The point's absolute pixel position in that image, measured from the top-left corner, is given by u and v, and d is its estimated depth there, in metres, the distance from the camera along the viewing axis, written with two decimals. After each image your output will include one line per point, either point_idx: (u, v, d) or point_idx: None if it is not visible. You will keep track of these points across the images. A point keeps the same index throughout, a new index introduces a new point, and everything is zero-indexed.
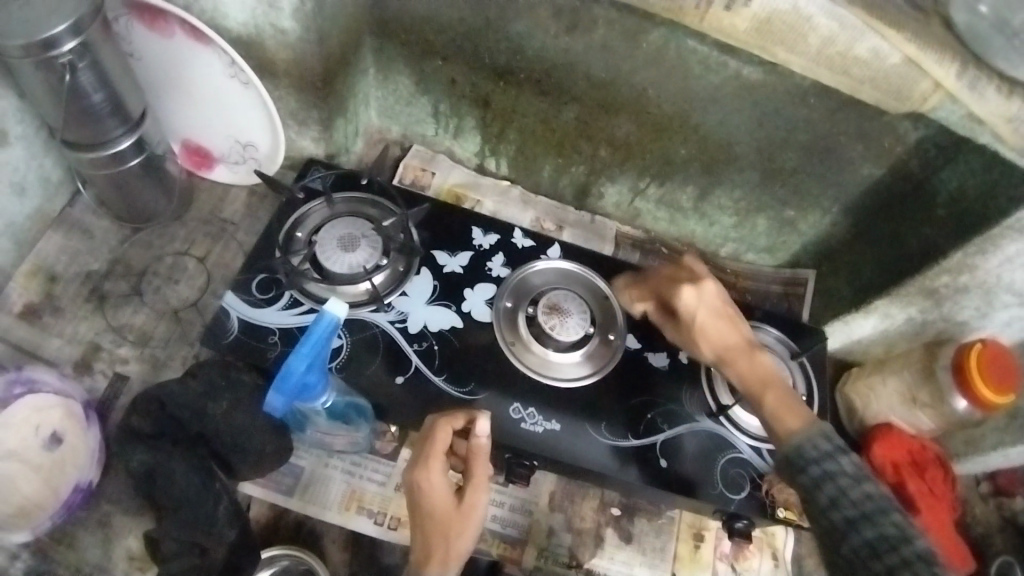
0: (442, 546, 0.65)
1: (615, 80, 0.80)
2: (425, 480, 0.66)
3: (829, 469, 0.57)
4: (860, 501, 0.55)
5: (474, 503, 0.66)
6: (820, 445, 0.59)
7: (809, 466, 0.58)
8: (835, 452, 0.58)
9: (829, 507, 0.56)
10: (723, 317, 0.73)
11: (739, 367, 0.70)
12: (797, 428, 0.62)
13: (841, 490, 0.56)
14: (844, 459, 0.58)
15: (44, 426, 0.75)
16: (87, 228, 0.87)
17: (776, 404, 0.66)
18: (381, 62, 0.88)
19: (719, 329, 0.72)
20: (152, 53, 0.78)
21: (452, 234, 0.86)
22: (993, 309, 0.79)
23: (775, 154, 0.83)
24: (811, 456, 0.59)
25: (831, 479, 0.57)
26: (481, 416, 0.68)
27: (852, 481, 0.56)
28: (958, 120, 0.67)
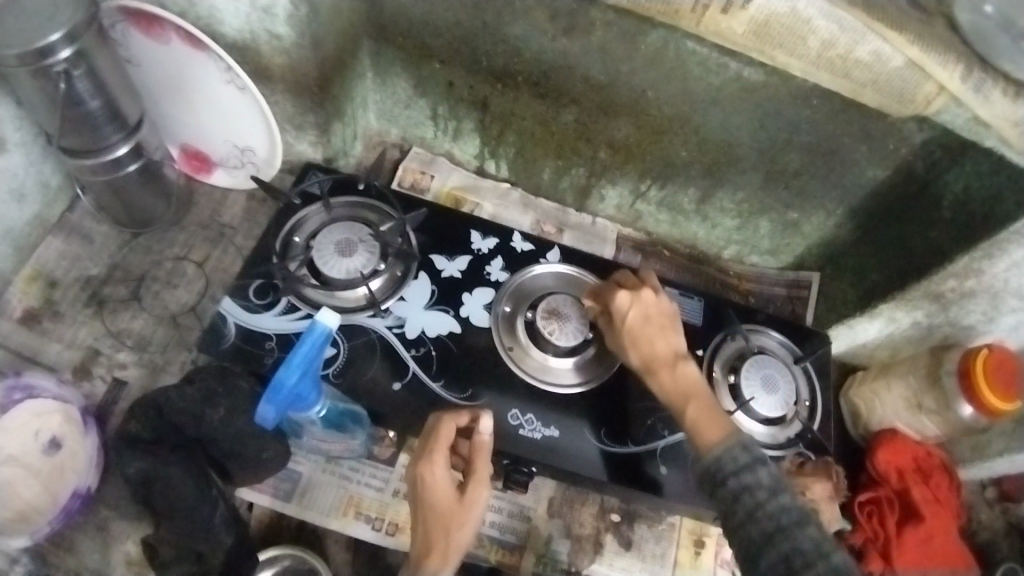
0: (443, 541, 0.64)
1: (613, 83, 0.79)
2: (431, 474, 0.65)
3: (746, 483, 0.56)
4: (776, 514, 0.54)
5: (477, 498, 0.66)
6: (738, 457, 0.58)
7: (728, 478, 0.57)
8: (754, 463, 0.57)
9: (747, 519, 0.55)
10: (658, 325, 0.72)
11: (664, 377, 0.69)
12: (716, 440, 0.60)
13: (758, 504, 0.55)
14: (762, 471, 0.57)
15: (43, 431, 0.75)
16: (86, 233, 0.88)
17: (698, 416, 0.64)
18: (379, 66, 0.87)
19: (652, 338, 0.71)
20: (148, 59, 0.78)
21: (451, 238, 0.85)
22: (1000, 312, 0.78)
23: (777, 157, 0.82)
24: (729, 469, 0.58)
25: (748, 492, 0.56)
26: (484, 414, 0.69)
27: (768, 494, 0.55)
28: (963, 123, 0.66)
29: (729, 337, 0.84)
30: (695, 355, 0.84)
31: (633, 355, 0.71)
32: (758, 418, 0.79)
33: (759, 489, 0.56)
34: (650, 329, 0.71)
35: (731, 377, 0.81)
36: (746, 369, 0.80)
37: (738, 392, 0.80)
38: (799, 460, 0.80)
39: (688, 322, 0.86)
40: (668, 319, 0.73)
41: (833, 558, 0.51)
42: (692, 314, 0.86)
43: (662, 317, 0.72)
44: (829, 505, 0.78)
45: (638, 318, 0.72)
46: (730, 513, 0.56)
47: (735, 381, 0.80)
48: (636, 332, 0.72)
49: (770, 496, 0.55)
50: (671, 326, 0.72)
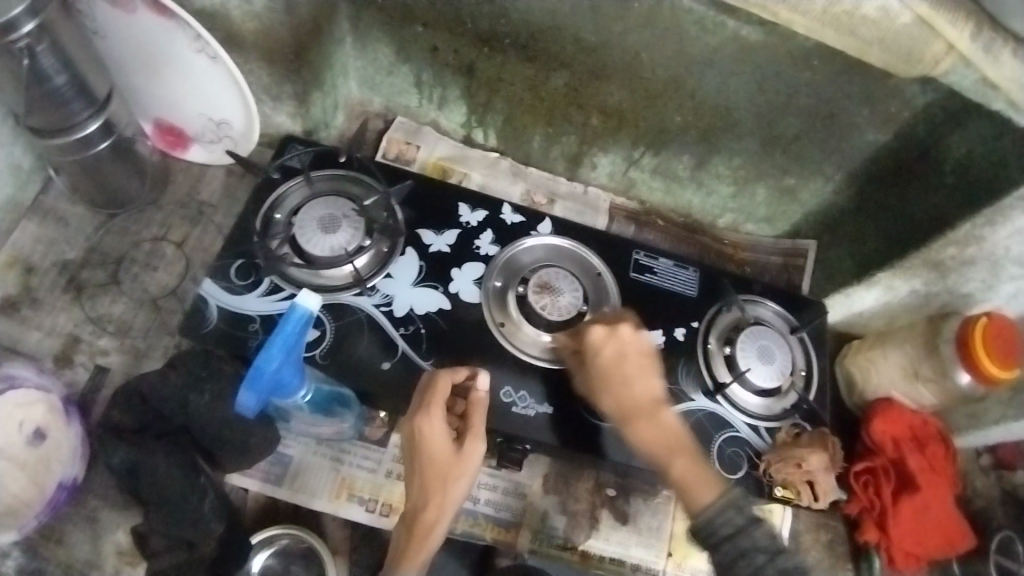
0: (440, 491, 0.64)
1: (605, 45, 0.75)
2: (428, 428, 0.64)
3: (743, 545, 0.56)
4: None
5: (473, 451, 0.65)
6: (733, 519, 0.58)
7: (721, 543, 0.57)
8: (748, 526, 0.57)
9: None
10: (636, 364, 0.68)
11: (641, 425, 0.66)
12: (709, 503, 0.59)
13: (756, 569, 0.55)
14: (757, 532, 0.57)
15: (27, 422, 0.73)
16: (61, 216, 0.84)
17: (684, 471, 0.63)
18: (358, 30, 0.83)
19: (631, 381, 0.67)
20: (113, 30, 0.73)
21: (438, 212, 0.82)
22: (1000, 280, 0.76)
23: (776, 122, 0.79)
24: (724, 532, 0.57)
25: (746, 557, 0.56)
26: (481, 371, 0.69)
27: (767, 557, 0.55)
28: (970, 85, 0.63)
29: (725, 308, 0.83)
30: (690, 327, 0.82)
31: (607, 398, 0.68)
32: (754, 390, 0.79)
33: (755, 553, 0.56)
34: (629, 371, 0.68)
35: (727, 349, 0.80)
36: (743, 339, 0.79)
37: (733, 363, 0.79)
38: (795, 431, 0.79)
39: (683, 293, 0.84)
40: (648, 356, 0.69)
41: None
42: (686, 285, 0.84)
43: (640, 356, 0.69)
44: (825, 476, 0.77)
45: (614, 359, 0.68)
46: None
47: (731, 353, 0.79)
48: (613, 376, 0.68)
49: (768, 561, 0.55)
50: (650, 365, 0.68)
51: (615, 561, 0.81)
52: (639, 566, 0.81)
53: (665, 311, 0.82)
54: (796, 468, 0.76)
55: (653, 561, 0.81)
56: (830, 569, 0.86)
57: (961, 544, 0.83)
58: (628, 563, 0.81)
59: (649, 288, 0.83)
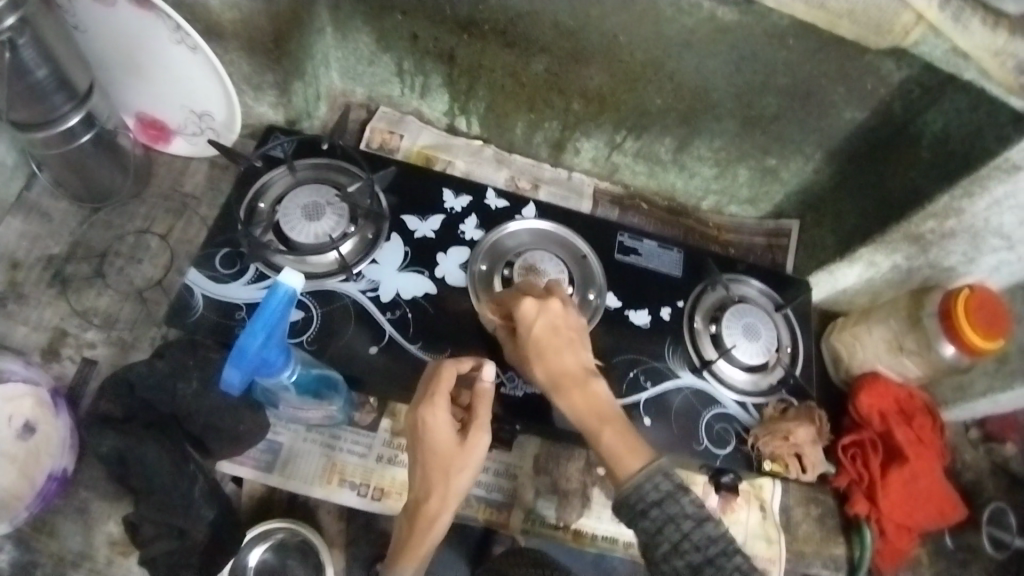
0: (443, 482, 0.63)
1: (583, 29, 0.76)
2: (432, 417, 0.63)
3: (671, 512, 0.54)
4: (703, 545, 0.53)
5: (477, 443, 0.64)
6: (660, 486, 0.56)
7: (649, 508, 0.55)
8: (675, 492, 0.55)
9: (671, 552, 0.54)
10: (565, 338, 0.67)
11: (572, 396, 0.65)
12: (641, 469, 0.57)
13: (683, 535, 0.54)
14: (684, 499, 0.55)
15: (16, 417, 0.73)
16: (45, 211, 0.84)
17: (612, 442, 0.61)
18: (338, 20, 0.84)
19: (561, 353, 0.66)
20: (92, 22, 0.74)
21: (423, 197, 0.83)
22: (980, 253, 0.77)
23: (754, 100, 0.79)
24: (651, 498, 0.55)
25: (673, 523, 0.54)
26: (487, 361, 0.67)
27: (694, 523, 0.54)
28: (941, 55, 0.64)
29: (710, 287, 0.83)
30: (676, 307, 0.82)
31: (539, 368, 0.66)
32: (740, 366, 0.80)
33: (682, 519, 0.54)
34: (560, 343, 0.67)
35: (712, 326, 0.81)
36: (728, 319, 0.80)
37: (719, 340, 0.80)
38: (782, 406, 0.79)
39: (667, 273, 0.84)
40: (576, 332, 0.69)
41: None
42: (671, 266, 0.85)
43: (568, 331, 0.68)
44: (813, 448, 0.77)
45: (547, 331, 0.67)
46: (652, 546, 0.55)
47: (717, 330, 0.80)
48: (546, 348, 0.66)
49: (695, 527, 0.54)
50: (579, 340, 0.68)
51: (608, 540, 0.81)
52: (632, 543, 0.81)
53: (650, 290, 0.83)
54: (784, 441, 0.76)
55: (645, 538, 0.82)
56: (822, 543, 0.86)
57: (953, 514, 0.84)
58: (621, 540, 0.81)
59: (634, 268, 0.84)
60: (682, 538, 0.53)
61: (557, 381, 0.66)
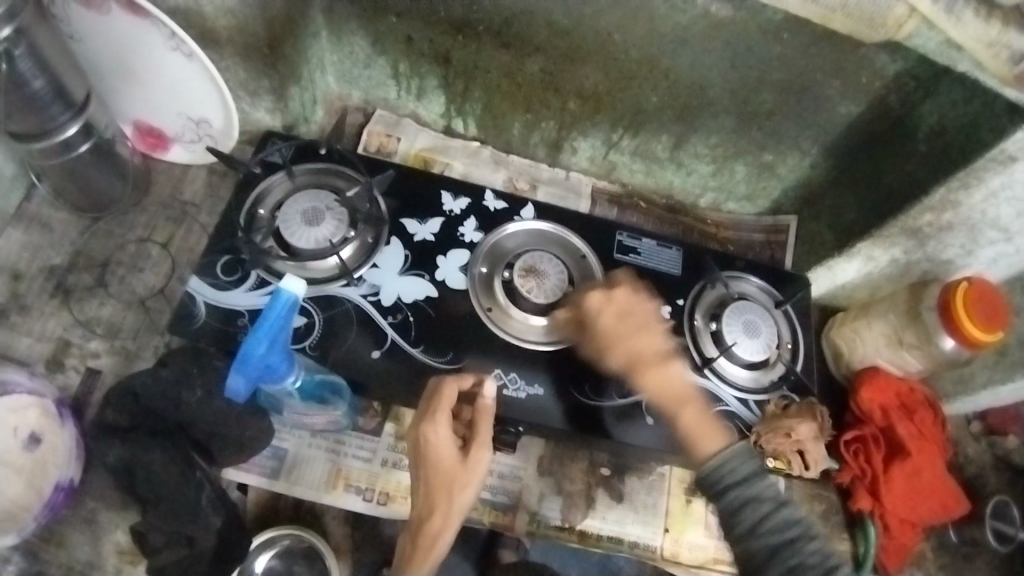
0: (446, 499, 0.65)
1: (578, 28, 0.76)
2: (434, 433, 0.64)
3: (750, 495, 0.58)
4: (778, 527, 0.56)
5: (478, 460, 0.65)
6: (738, 469, 0.60)
7: (728, 490, 0.59)
8: (753, 476, 0.59)
9: (750, 530, 0.58)
10: (636, 323, 0.73)
11: (649, 378, 0.70)
12: (717, 451, 0.62)
13: (761, 516, 0.57)
14: (762, 483, 0.59)
15: (21, 427, 0.73)
16: (46, 222, 0.85)
17: (691, 422, 0.67)
18: (333, 24, 0.84)
19: (635, 339, 0.72)
20: (86, 31, 0.74)
21: (422, 201, 0.83)
22: (978, 245, 0.78)
23: (750, 96, 0.80)
24: (732, 481, 0.60)
25: (752, 504, 0.58)
26: (488, 378, 0.69)
27: (771, 506, 0.57)
28: (935, 47, 0.64)
29: (710, 285, 0.83)
30: (676, 305, 0.82)
31: (612, 354, 0.73)
32: (741, 363, 0.80)
33: (762, 502, 0.58)
34: (631, 329, 0.73)
35: (713, 324, 0.80)
36: (728, 315, 0.80)
37: (720, 338, 0.80)
38: (784, 402, 0.80)
39: (667, 272, 0.84)
40: (647, 316, 0.74)
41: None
42: (670, 264, 0.85)
43: (637, 318, 0.73)
44: (815, 444, 0.78)
45: (616, 319, 0.73)
46: (733, 524, 0.59)
47: (717, 328, 0.80)
48: (621, 336, 0.72)
49: (772, 510, 0.57)
50: (651, 323, 0.73)
51: (614, 540, 0.81)
52: (637, 543, 0.81)
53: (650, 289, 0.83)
54: (786, 438, 0.76)
55: (650, 537, 0.82)
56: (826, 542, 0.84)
57: (955, 508, 0.84)
58: (626, 540, 0.81)
59: (633, 267, 0.84)
60: (758, 520, 0.57)
61: (634, 365, 0.71)
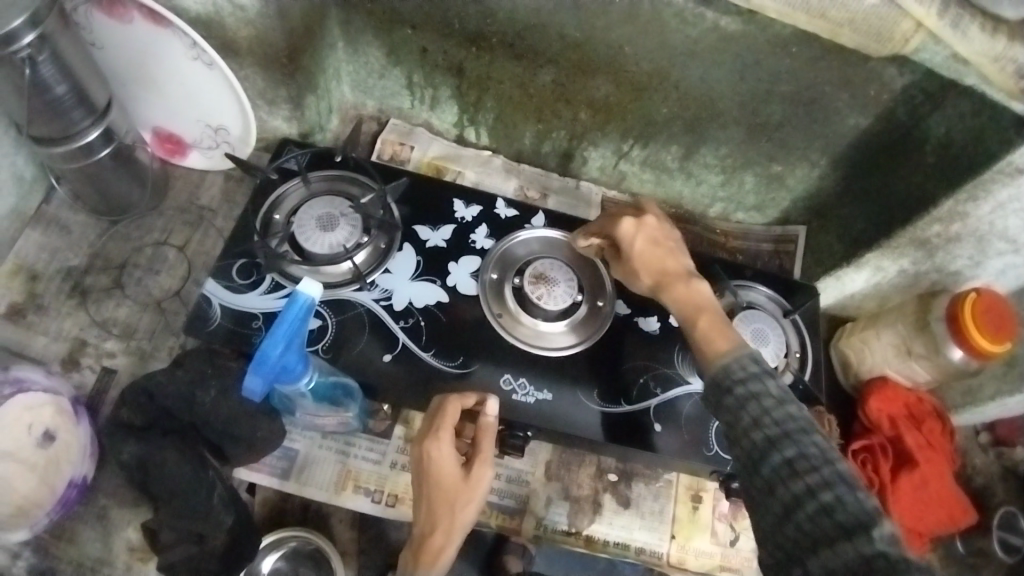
0: (449, 516, 0.65)
1: (589, 41, 0.77)
2: (437, 451, 0.65)
3: (755, 390, 0.52)
4: (782, 421, 0.50)
5: (481, 477, 0.66)
6: (748, 365, 0.54)
7: (733, 386, 0.54)
8: (761, 373, 0.53)
9: (752, 425, 0.51)
10: (663, 246, 0.70)
11: (674, 295, 0.66)
12: (731, 349, 0.57)
13: (764, 410, 0.51)
14: (770, 380, 0.53)
15: (36, 425, 0.74)
16: (64, 224, 0.86)
17: (708, 329, 0.61)
18: (349, 35, 0.85)
19: (663, 261, 0.69)
20: (109, 39, 0.76)
21: (434, 208, 0.84)
22: (986, 256, 0.78)
23: (759, 108, 0.81)
24: (738, 376, 0.54)
25: (756, 399, 0.52)
26: (490, 396, 0.69)
27: (776, 403, 0.51)
28: (942, 61, 0.66)
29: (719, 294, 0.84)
30: None
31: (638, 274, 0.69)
32: None
33: (766, 398, 0.52)
34: (659, 252, 0.69)
35: None
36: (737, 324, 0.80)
37: None
38: None
39: None
40: (674, 243, 0.71)
41: (826, 469, 0.47)
42: None
43: (663, 244, 0.70)
44: None
45: (646, 244, 0.70)
46: (733, 423, 0.52)
47: None
48: (648, 255, 0.69)
49: (777, 405, 0.51)
50: (677, 248, 0.70)
51: (620, 546, 0.82)
52: (643, 549, 0.82)
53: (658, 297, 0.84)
54: None
55: (657, 544, 0.82)
56: None
57: (963, 520, 0.85)
58: (632, 547, 0.82)
59: None
60: (762, 412, 0.51)
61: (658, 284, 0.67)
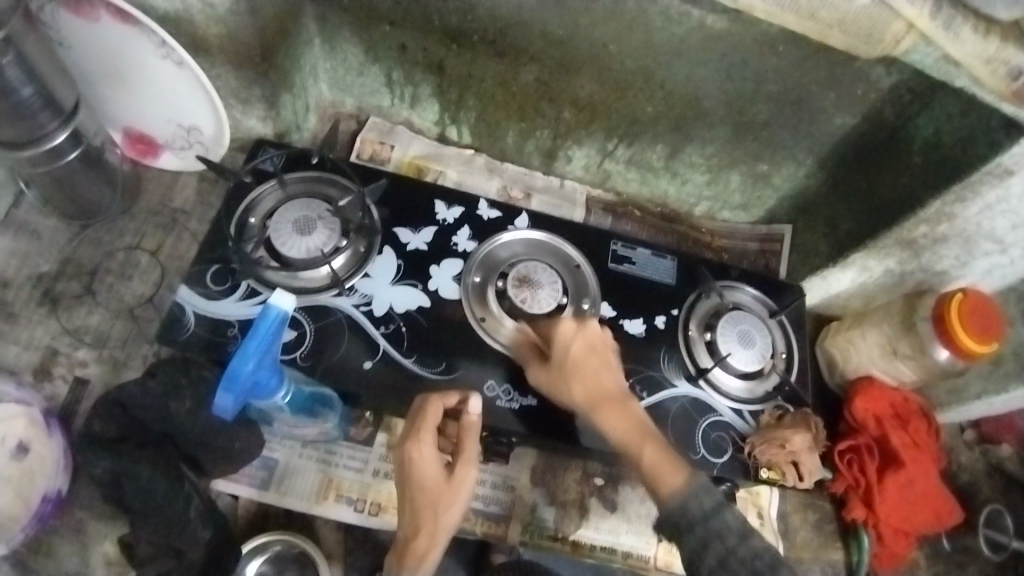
0: (432, 518, 0.64)
1: (572, 38, 0.75)
2: (418, 454, 0.63)
3: (716, 527, 0.56)
4: (749, 559, 0.54)
5: (464, 478, 0.65)
6: (702, 502, 0.57)
7: (694, 525, 0.57)
8: (720, 507, 0.57)
9: (718, 567, 0.55)
10: (600, 358, 0.70)
11: (609, 417, 0.67)
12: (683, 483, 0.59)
13: (729, 550, 0.55)
14: (729, 514, 0.57)
15: (9, 437, 0.72)
16: (34, 228, 0.84)
17: (653, 458, 0.63)
18: (326, 32, 0.83)
19: (601, 374, 0.69)
20: (77, 38, 0.72)
21: (415, 209, 0.82)
22: (973, 257, 0.77)
23: (745, 107, 0.79)
24: (698, 514, 0.57)
25: (719, 538, 0.55)
26: (473, 394, 0.67)
27: (739, 539, 0.55)
28: (932, 64, 0.64)
29: (705, 295, 0.83)
30: (670, 315, 0.82)
31: (573, 387, 0.69)
32: (735, 374, 0.80)
33: (728, 536, 0.55)
34: (596, 364, 0.69)
35: (707, 335, 0.81)
36: (722, 326, 0.80)
37: (714, 348, 0.79)
38: (778, 413, 0.80)
39: (662, 281, 0.84)
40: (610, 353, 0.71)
41: None
42: (664, 273, 0.85)
43: (596, 353, 0.70)
44: (809, 455, 0.78)
45: (583, 352, 0.70)
46: (698, 560, 0.56)
47: (712, 339, 0.80)
48: (582, 368, 0.69)
49: (740, 544, 0.55)
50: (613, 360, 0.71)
51: (606, 550, 0.81)
52: (630, 553, 0.81)
53: (641, 298, 0.83)
54: (780, 449, 0.76)
55: (644, 548, 0.81)
56: (819, 549, 0.86)
57: (949, 519, 0.85)
58: (620, 551, 0.81)
59: (627, 277, 0.84)
60: (728, 554, 0.55)
61: (592, 403, 0.68)
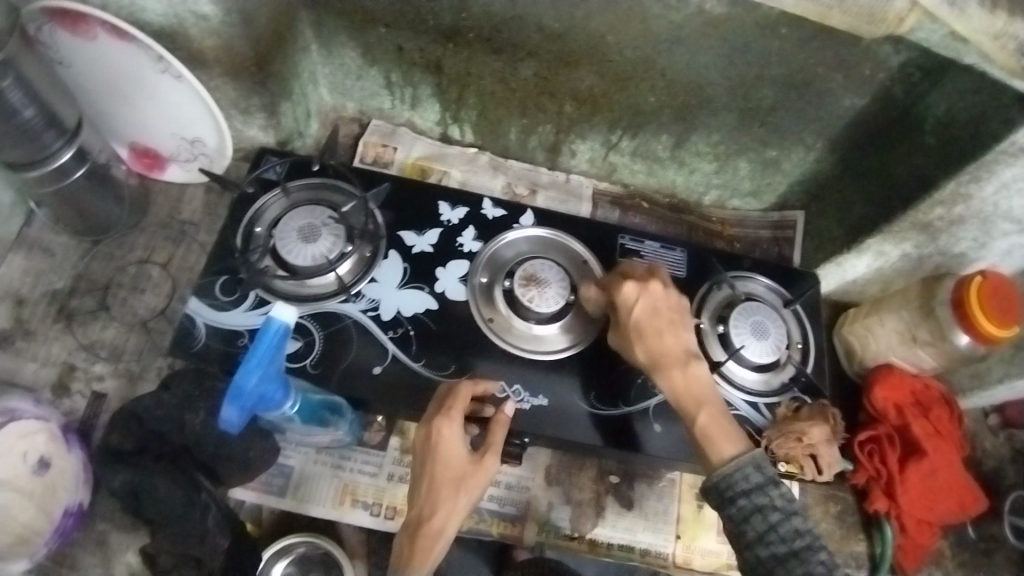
0: (451, 498, 0.63)
1: (570, 32, 0.74)
2: (448, 429, 0.64)
3: (759, 502, 0.55)
4: (790, 537, 0.53)
5: (488, 466, 0.64)
6: (751, 477, 0.56)
7: (737, 497, 0.56)
8: (766, 483, 0.55)
9: (758, 542, 0.54)
10: (667, 318, 0.67)
11: (672, 378, 0.64)
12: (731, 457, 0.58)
13: (771, 525, 0.54)
14: (775, 491, 0.55)
15: (30, 452, 0.73)
16: (47, 247, 0.85)
17: (708, 422, 0.61)
18: (322, 38, 0.83)
19: (662, 334, 0.66)
20: (77, 58, 0.73)
21: (420, 212, 0.82)
22: (991, 237, 0.75)
23: (750, 93, 0.78)
24: (742, 488, 0.56)
25: (761, 513, 0.54)
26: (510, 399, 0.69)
27: (782, 515, 0.54)
28: (939, 40, 0.62)
29: (716, 286, 0.82)
30: None
31: (657, 335, 0.66)
32: (750, 366, 0.78)
33: (772, 510, 0.54)
34: (659, 324, 0.67)
35: (720, 326, 0.78)
36: (735, 319, 0.78)
37: (728, 341, 0.77)
38: (795, 405, 0.78)
39: (672, 274, 0.83)
40: (679, 314, 0.68)
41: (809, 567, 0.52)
42: (674, 266, 0.83)
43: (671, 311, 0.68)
44: (828, 448, 0.76)
45: (649, 312, 0.67)
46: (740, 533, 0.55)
47: (725, 331, 0.78)
48: (647, 325, 0.67)
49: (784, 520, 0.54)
50: (679, 321, 0.67)
51: (624, 548, 0.81)
52: (648, 551, 0.81)
53: None
54: (798, 442, 0.75)
55: (662, 545, 0.81)
56: (842, 541, 0.85)
57: (975, 506, 0.83)
58: (637, 548, 0.81)
59: None
60: (768, 529, 0.54)
61: (659, 359, 0.65)
